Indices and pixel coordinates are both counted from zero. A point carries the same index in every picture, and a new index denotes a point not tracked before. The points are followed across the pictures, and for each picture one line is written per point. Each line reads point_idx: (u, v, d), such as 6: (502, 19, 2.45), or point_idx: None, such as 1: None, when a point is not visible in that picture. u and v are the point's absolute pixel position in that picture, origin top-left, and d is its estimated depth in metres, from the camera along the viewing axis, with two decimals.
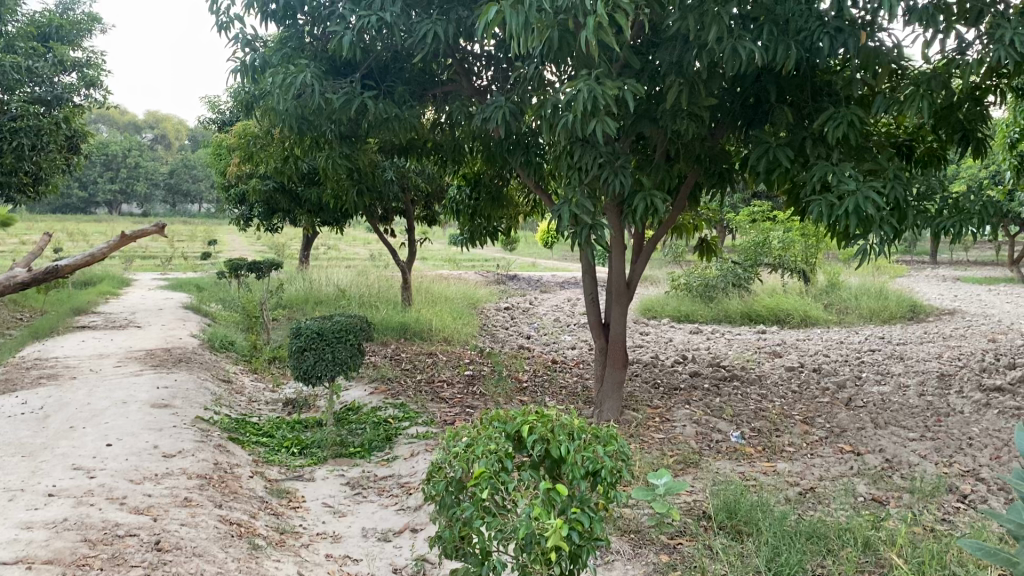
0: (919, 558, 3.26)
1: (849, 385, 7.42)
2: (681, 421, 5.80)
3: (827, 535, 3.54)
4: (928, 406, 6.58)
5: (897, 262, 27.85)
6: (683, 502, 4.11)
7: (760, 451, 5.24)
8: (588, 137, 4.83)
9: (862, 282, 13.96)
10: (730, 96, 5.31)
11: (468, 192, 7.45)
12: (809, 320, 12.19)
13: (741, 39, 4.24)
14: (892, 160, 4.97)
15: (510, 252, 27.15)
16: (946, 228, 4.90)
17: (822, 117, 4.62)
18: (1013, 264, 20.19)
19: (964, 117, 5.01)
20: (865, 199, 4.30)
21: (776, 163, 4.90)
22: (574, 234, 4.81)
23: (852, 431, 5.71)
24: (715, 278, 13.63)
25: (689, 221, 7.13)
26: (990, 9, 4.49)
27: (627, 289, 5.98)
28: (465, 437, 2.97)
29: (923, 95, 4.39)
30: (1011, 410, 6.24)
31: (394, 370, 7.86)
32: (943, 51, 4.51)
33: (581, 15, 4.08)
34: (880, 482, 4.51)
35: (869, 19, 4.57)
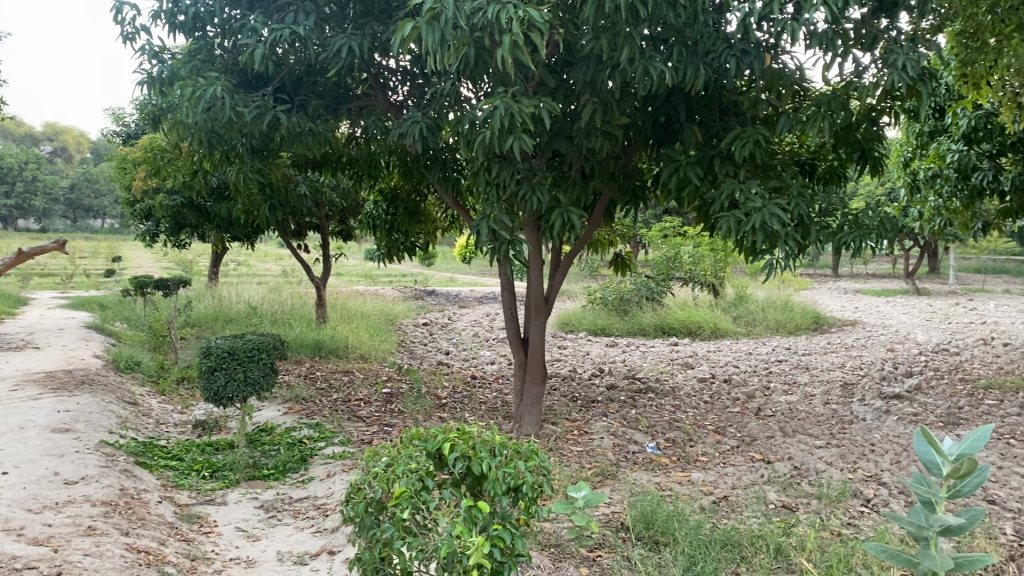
0: (827, 562, 3.40)
1: (759, 395, 7.64)
2: (600, 433, 5.86)
3: (741, 542, 3.63)
4: (832, 414, 6.84)
5: (800, 276, 28.95)
6: (601, 514, 4.16)
7: (675, 461, 5.35)
8: (505, 153, 4.85)
9: (768, 296, 14.43)
10: (642, 115, 5.43)
11: (385, 207, 7.39)
12: (718, 332, 12.53)
13: (652, 59, 4.36)
14: (797, 177, 5.17)
15: (427, 267, 27.03)
16: (846, 243, 5.11)
17: (730, 137, 4.77)
18: (908, 277, 21.25)
19: (862, 136, 5.25)
20: (770, 216, 4.46)
21: (687, 180, 5.03)
22: (492, 250, 4.82)
23: (762, 440, 5.89)
24: (630, 291, 13.86)
25: (604, 236, 7.25)
26: (882, 34, 4.72)
27: (546, 304, 6.02)
28: (384, 456, 2.95)
29: (824, 116, 4.62)
30: (909, 417, 6.56)
31: (308, 389, 7.70)
32: (841, 74, 4.73)
33: (498, 34, 4.12)
34: (789, 490, 4.64)
35: (773, 42, 4.76)
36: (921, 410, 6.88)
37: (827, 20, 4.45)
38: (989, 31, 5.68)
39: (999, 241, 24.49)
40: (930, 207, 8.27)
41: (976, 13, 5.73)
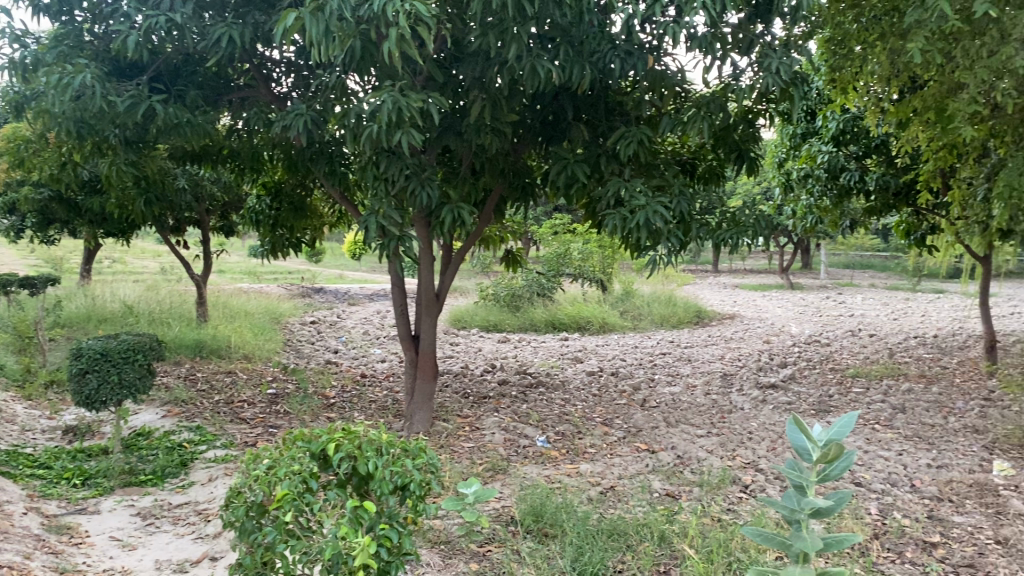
0: (707, 547, 3.53)
1: (644, 387, 7.84)
2: (490, 429, 5.88)
3: (627, 531, 3.72)
4: (713, 404, 7.09)
5: (683, 271, 29.94)
6: (492, 509, 4.17)
7: (564, 454, 5.43)
8: (393, 148, 4.79)
9: (653, 291, 14.86)
10: (530, 113, 5.47)
11: (269, 202, 7.19)
12: (606, 326, 12.80)
13: (539, 57, 4.41)
14: (679, 176, 5.33)
15: (315, 263, 26.52)
16: (725, 240, 5.34)
17: (615, 136, 4.87)
18: (783, 273, 22.26)
19: (739, 138, 5.46)
20: (654, 214, 4.59)
21: (574, 178, 5.10)
22: (381, 246, 4.75)
23: (647, 431, 6.04)
24: (521, 287, 13.98)
25: (495, 233, 7.27)
26: (758, 40, 4.91)
27: (437, 301, 5.98)
28: (266, 459, 2.87)
29: (704, 118, 4.79)
30: (783, 406, 6.89)
31: (188, 391, 7.40)
32: (720, 76, 4.90)
33: (384, 28, 4.09)
34: (673, 478, 4.79)
35: (656, 44, 4.88)
36: (795, 399, 7.23)
37: (706, 24, 4.62)
38: (855, 38, 6.01)
39: (863, 239, 26.02)
40: (802, 205, 8.65)
41: (843, 20, 6.12)
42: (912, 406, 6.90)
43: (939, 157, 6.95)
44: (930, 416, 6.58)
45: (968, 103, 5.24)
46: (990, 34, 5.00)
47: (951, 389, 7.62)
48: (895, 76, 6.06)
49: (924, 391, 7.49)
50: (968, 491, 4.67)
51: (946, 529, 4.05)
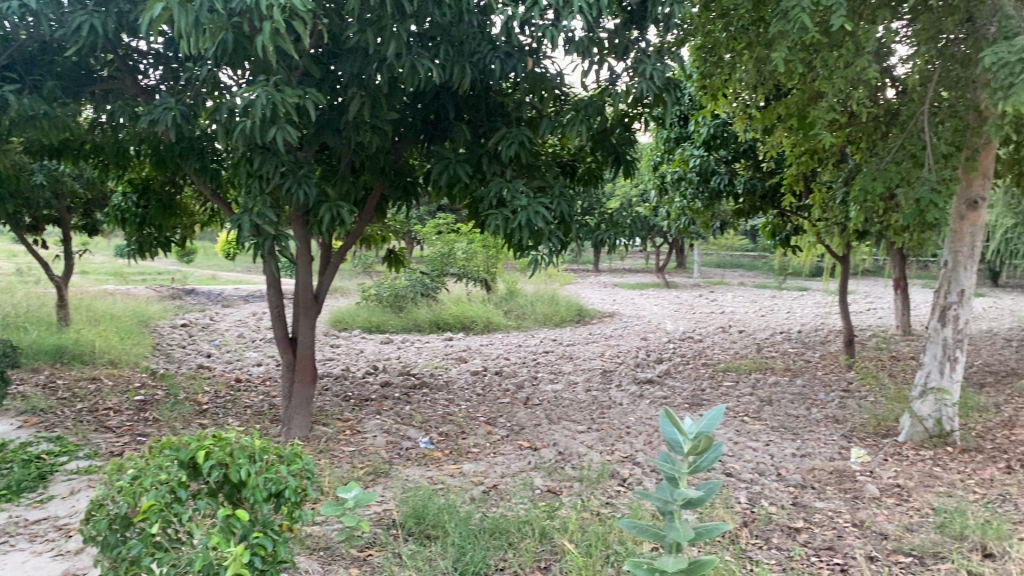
0: (587, 541, 3.60)
1: (527, 386, 7.92)
2: (372, 431, 5.80)
3: (509, 529, 3.74)
4: (593, 401, 7.24)
5: (565, 271, 30.46)
6: (373, 513, 4.11)
7: (447, 454, 5.42)
8: (268, 144, 4.65)
9: (536, 290, 15.07)
10: (411, 111, 5.43)
11: (135, 199, 6.85)
12: (490, 326, 12.89)
13: (419, 56, 4.39)
14: (558, 178, 5.41)
15: (187, 264, 25.49)
16: (604, 240, 5.49)
17: (496, 136, 4.90)
18: (659, 272, 22.96)
19: (616, 141, 5.61)
20: (535, 214, 4.64)
21: (456, 177, 5.09)
22: (256, 246, 4.60)
23: (529, 428, 6.11)
24: (404, 288, 13.85)
25: (377, 232, 7.18)
26: (633, 45, 5.04)
27: (315, 302, 5.85)
28: (131, 469, 2.74)
29: (581, 121, 4.90)
30: (659, 400, 7.12)
31: (47, 399, 6.97)
32: (597, 80, 5.01)
33: (257, 21, 3.96)
34: (554, 474, 4.86)
35: (535, 47, 4.94)
36: (670, 394, 7.47)
37: (583, 29, 4.72)
38: (725, 47, 6.21)
39: (734, 240, 27.20)
40: (676, 207, 8.90)
41: (712, 29, 6.27)
42: (778, 398, 7.26)
43: (802, 162, 7.33)
44: (795, 408, 6.94)
45: (827, 111, 5.52)
46: (846, 45, 5.28)
47: (813, 381, 8.06)
48: (761, 83, 6.35)
49: (789, 383, 7.90)
50: (828, 478, 4.94)
51: (809, 514, 4.27)
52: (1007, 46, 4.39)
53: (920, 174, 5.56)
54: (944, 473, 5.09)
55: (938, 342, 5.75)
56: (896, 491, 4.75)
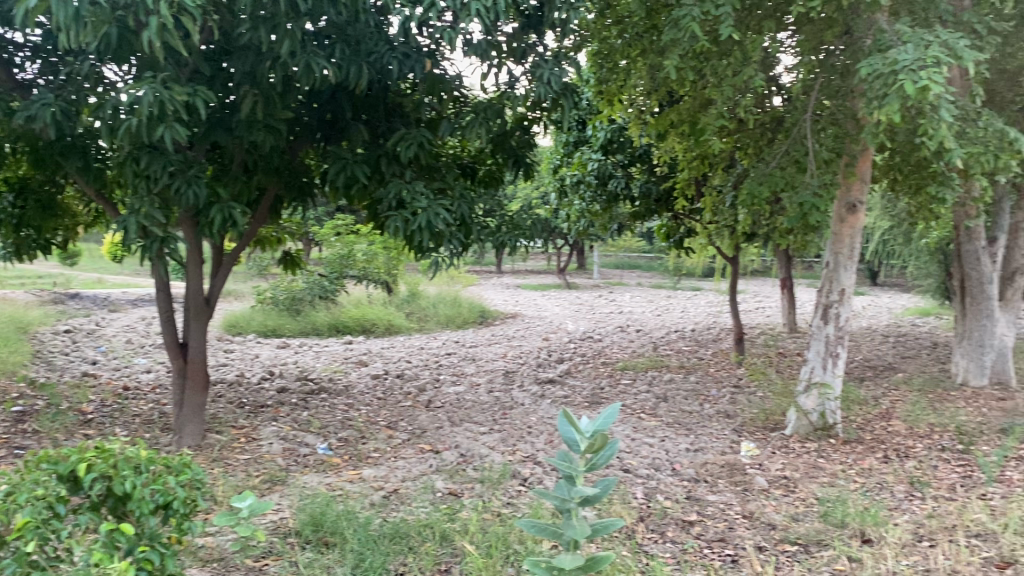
0: (487, 542, 3.62)
1: (428, 388, 7.89)
2: (268, 438, 5.66)
3: (409, 533, 3.71)
4: (495, 402, 7.27)
5: (467, 272, 30.47)
6: (269, 522, 4.01)
7: (346, 460, 5.34)
8: (155, 143, 4.49)
9: (438, 292, 15.05)
10: (307, 110, 5.33)
11: (11, 199, 6.48)
12: (391, 328, 12.80)
13: (315, 55, 4.32)
14: (459, 180, 5.41)
15: (70, 267, 24.26)
16: (505, 242, 5.52)
17: (394, 137, 4.87)
18: (561, 273, 23.25)
19: (516, 143, 5.65)
20: (435, 216, 4.63)
21: (354, 179, 5.03)
22: (143, 248, 4.43)
23: (431, 431, 6.09)
24: (302, 290, 13.57)
25: (272, 234, 7.01)
26: (531, 49, 5.09)
27: (207, 306, 5.67)
28: (5, 485, 2.59)
29: (481, 123, 4.92)
30: (560, 400, 7.21)
31: None
32: (496, 83, 5.04)
33: (142, 16, 3.82)
34: (455, 476, 4.85)
35: (433, 48, 4.94)
36: (571, 393, 7.58)
37: (482, 32, 4.74)
38: (621, 53, 6.35)
39: (632, 241, 27.83)
40: (575, 210, 9.01)
41: (608, 35, 6.41)
42: (674, 395, 7.46)
43: (695, 166, 7.57)
44: (689, 404, 7.15)
45: (717, 118, 5.71)
46: (734, 54, 5.48)
47: (706, 378, 8.32)
48: (655, 89, 6.53)
49: (684, 380, 8.15)
50: (720, 471, 5.11)
51: (702, 507, 4.41)
52: (880, 58, 4.64)
53: (803, 178, 5.90)
54: (827, 464, 5.34)
55: (821, 338, 6.03)
56: (784, 482, 4.96)
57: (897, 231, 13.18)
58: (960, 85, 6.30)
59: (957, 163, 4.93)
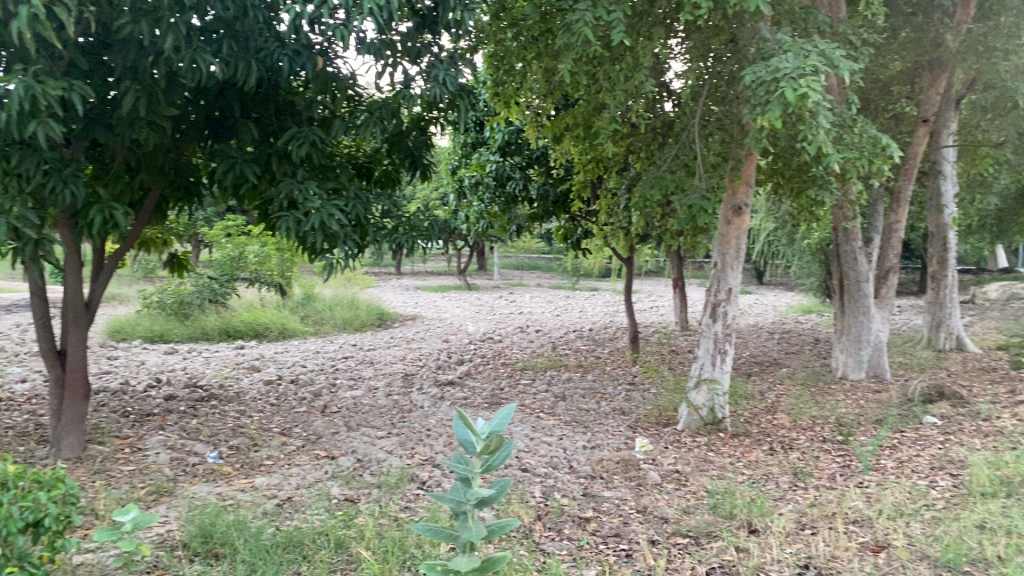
0: (383, 548, 3.59)
1: (324, 393, 7.74)
2: (155, 448, 5.43)
3: (303, 541, 3.64)
4: (393, 405, 7.20)
5: (365, 273, 30.09)
6: (154, 536, 3.85)
7: (238, 468, 5.19)
8: (27, 139, 4.25)
9: (334, 295, 14.83)
10: (193, 108, 5.15)
11: None
12: (286, 332, 12.53)
13: (201, 51, 4.19)
14: (354, 180, 5.32)
15: None
16: (401, 243, 5.47)
17: (286, 136, 4.75)
18: (460, 274, 23.26)
19: (412, 144, 5.61)
20: (329, 216, 4.54)
21: (244, 178, 4.89)
22: (14, 251, 4.17)
23: (327, 437, 5.98)
24: (190, 294, 13.11)
25: (157, 235, 6.73)
26: (426, 49, 5.07)
27: (87, 311, 5.40)
28: None
29: (375, 122, 4.86)
30: (459, 402, 7.20)
31: None
32: (391, 82, 5.00)
33: (11, 4, 3.60)
34: (352, 482, 4.78)
35: (325, 46, 4.85)
36: (470, 394, 7.59)
37: (375, 31, 4.69)
38: (517, 55, 6.39)
39: (531, 242, 28.08)
40: (473, 211, 9.01)
41: (503, 38, 6.43)
42: (571, 394, 7.56)
43: (589, 169, 7.69)
44: (586, 402, 7.26)
45: (610, 122, 5.83)
46: (626, 60, 5.59)
47: (603, 376, 8.48)
48: (551, 91, 6.60)
49: (581, 379, 8.27)
50: (616, 468, 5.20)
51: (598, 504, 4.48)
52: (763, 66, 4.83)
53: (692, 182, 6.08)
54: (717, 457, 5.51)
55: (710, 335, 6.22)
56: (676, 476, 5.10)
57: (782, 232, 13.76)
58: (838, 93, 6.61)
59: (834, 168, 5.18)
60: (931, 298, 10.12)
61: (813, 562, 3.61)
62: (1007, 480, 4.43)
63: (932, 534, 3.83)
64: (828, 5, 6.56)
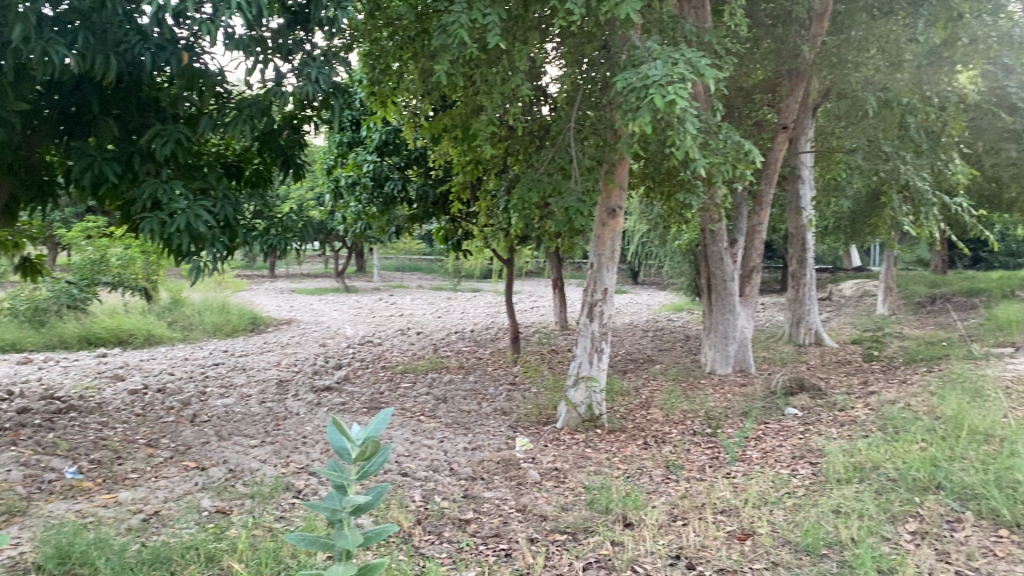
0: (257, 560, 3.51)
1: (194, 402, 7.44)
2: (6, 464, 5.06)
3: (171, 557, 3.48)
4: (267, 412, 7.00)
5: (237, 276, 29.13)
6: (5, 559, 3.58)
7: (98, 483, 4.91)
8: None
9: (204, 299, 14.31)
10: (46, 102, 4.85)
11: None
12: (152, 338, 11.99)
13: (53, 43, 3.95)
14: (223, 179, 5.14)
15: None
16: (273, 245, 5.33)
17: (149, 134, 4.55)
18: (338, 276, 22.86)
19: (284, 143, 5.46)
20: (195, 217, 4.37)
21: (103, 178, 4.64)
22: None
23: (197, 447, 5.74)
24: (46, 300, 12.34)
25: (7, 237, 6.30)
26: (298, 47, 4.96)
27: None
28: None
29: (245, 121, 4.72)
30: (336, 407, 7.07)
31: None
32: (262, 80, 4.86)
33: None
34: (223, 493, 4.61)
35: (191, 41, 4.68)
36: (348, 399, 7.46)
37: (244, 27, 4.56)
38: (393, 55, 6.35)
39: (410, 243, 27.88)
40: (350, 212, 8.87)
41: (379, 36, 6.36)
42: (452, 396, 7.56)
43: (467, 170, 7.71)
44: (467, 403, 7.27)
45: (487, 124, 5.87)
46: (502, 63, 5.64)
47: (483, 377, 8.51)
48: (428, 92, 6.57)
49: (462, 381, 8.28)
50: (496, 468, 5.24)
51: (478, 505, 4.49)
52: (633, 73, 4.96)
53: (568, 185, 6.26)
54: (594, 453, 5.63)
55: (587, 335, 6.34)
56: (555, 474, 5.17)
57: (654, 234, 14.21)
58: (704, 100, 6.88)
59: (701, 172, 5.38)
60: (792, 296, 10.67)
61: (684, 553, 3.74)
62: (860, 466, 4.72)
63: (793, 520, 4.03)
64: (694, 15, 6.85)
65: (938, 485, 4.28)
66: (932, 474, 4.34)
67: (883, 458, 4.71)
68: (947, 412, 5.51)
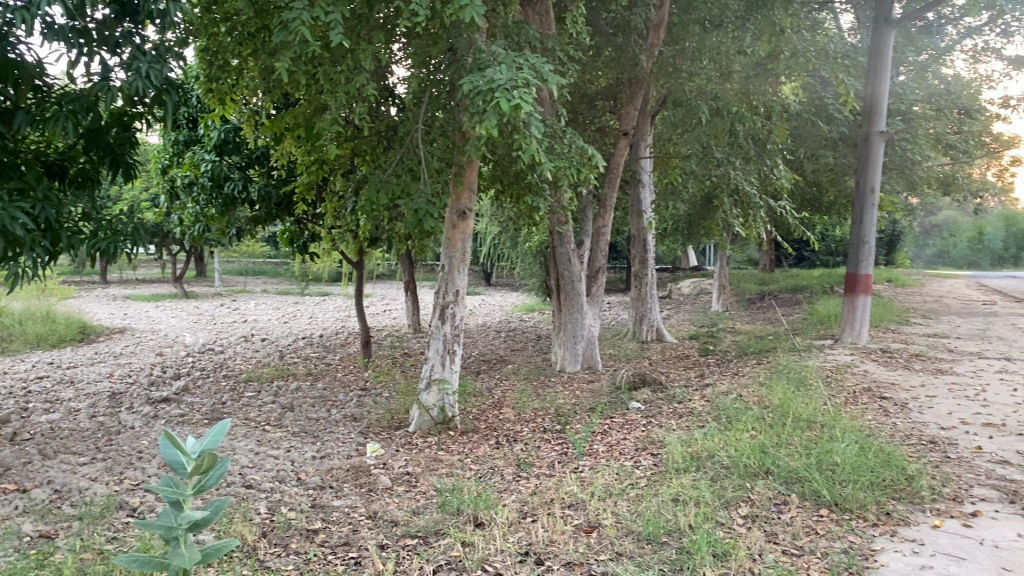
0: None
1: (14, 419, 6.87)
2: None
3: None
4: (99, 427, 6.57)
5: (64, 282, 27.21)
6: None
7: None
8: None
9: (25, 308, 13.26)
10: None
11: None
12: None
13: None
14: (43, 179, 4.76)
15: None
16: (102, 249, 5.00)
17: None
18: (176, 281, 21.68)
19: (113, 140, 5.13)
20: (11, 218, 4.05)
21: None
22: None
23: (17, 467, 5.31)
24: None
25: None
26: (127, 39, 4.68)
27: None
28: None
29: (66, 117, 4.42)
30: (175, 419, 6.72)
31: None
32: (87, 74, 4.57)
33: None
34: (47, 516, 4.29)
35: (4, 29, 4.33)
36: (188, 410, 7.12)
37: (65, 16, 4.27)
38: (231, 51, 6.13)
39: (254, 245, 26.83)
40: (188, 213, 8.48)
41: (217, 32, 6.12)
42: (299, 404, 7.36)
43: (312, 171, 7.52)
44: (315, 411, 7.10)
45: (332, 124, 5.75)
46: (347, 62, 5.55)
47: (333, 383, 8.34)
48: (270, 89, 6.38)
49: (310, 388, 8.07)
50: (346, 476, 5.15)
51: (327, 514, 4.40)
52: (479, 76, 5.01)
53: (417, 187, 6.22)
54: (446, 456, 5.63)
55: (439, 337, 6.34)
56: (406, 478, 5.14)
57: (504, 235, 14.40)
58: (549, 105, 7.04)
59: (547, 173, 5.50)
60: (636, 296, 11.07)
61: (533, 549, 3.81)
62: (696, 455, 4.96)
63: (635, 510, 4.19)
64: (539, 22, 7.00)
65: (766, 470, 4.56)
66: (760, 460, 4.63)
67: (717, 447, 4.98)
68: (774, 402, 5.89)
